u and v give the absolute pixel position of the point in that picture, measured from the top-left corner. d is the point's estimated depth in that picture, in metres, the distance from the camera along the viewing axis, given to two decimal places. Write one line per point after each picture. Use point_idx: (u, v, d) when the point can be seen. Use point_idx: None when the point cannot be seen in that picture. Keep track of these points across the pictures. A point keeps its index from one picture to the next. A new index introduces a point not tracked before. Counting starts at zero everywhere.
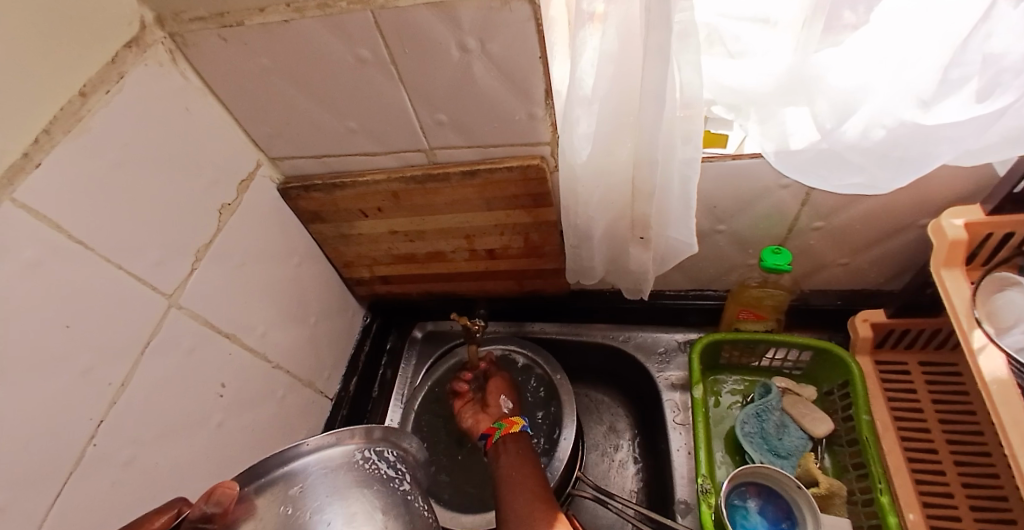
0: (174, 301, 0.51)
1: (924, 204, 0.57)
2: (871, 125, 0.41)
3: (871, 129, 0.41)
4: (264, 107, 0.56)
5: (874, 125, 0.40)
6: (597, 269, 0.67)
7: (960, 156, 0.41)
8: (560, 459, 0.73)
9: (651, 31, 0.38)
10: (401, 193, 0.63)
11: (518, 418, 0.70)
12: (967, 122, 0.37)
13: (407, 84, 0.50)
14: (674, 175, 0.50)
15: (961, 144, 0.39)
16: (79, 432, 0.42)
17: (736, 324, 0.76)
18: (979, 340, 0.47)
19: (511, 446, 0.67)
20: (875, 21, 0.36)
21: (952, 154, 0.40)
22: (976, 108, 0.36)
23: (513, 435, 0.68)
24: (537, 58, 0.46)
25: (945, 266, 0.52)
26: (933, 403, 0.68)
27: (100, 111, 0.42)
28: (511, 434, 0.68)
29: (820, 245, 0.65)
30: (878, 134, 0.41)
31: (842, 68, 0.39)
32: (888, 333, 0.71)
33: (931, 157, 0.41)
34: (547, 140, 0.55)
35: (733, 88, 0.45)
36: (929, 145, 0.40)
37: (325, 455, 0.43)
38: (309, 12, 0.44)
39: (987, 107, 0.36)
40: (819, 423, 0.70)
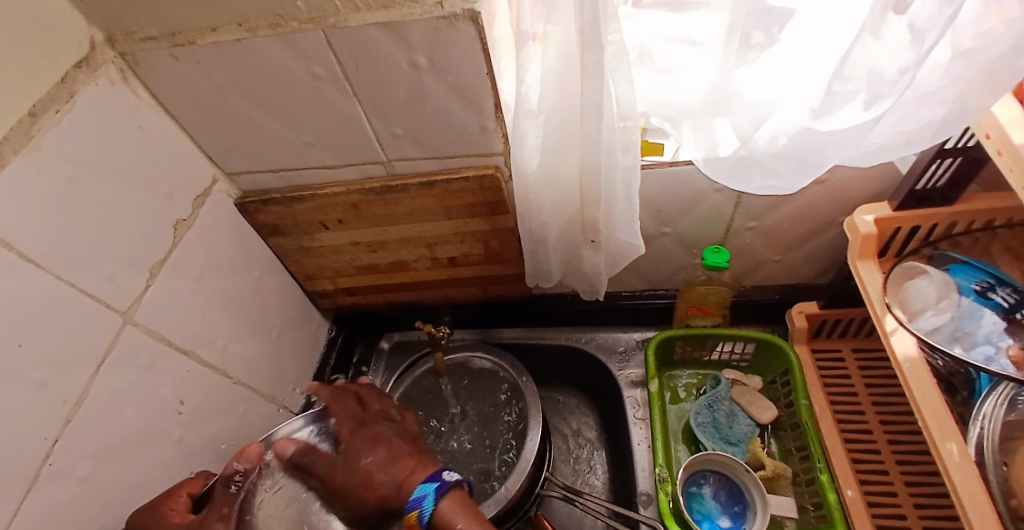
0: (129, 316, 0.51)
1: (843, 204, 0.63)
2: (775, 134, 0.45)
3: (777, 137, 0.45)
4: (220, 124, 0.57)
5: (779, 134, 0.45)
6: (554, 272, 0.70)
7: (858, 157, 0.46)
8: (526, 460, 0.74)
9: (586, 49, 0.42)
10: (360, 204, 0.64)
11: None
12: (856, 126, 0.42)
13: (361, 99, 0.52)
14: (618, 181, 0.54)
15: (851, 147, 0.44)
16: (34, 450, 0.41)
17: (687, 321, 0.81)
18: (892, 324, 0.52)
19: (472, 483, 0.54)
20: (786, 40, 0.40)
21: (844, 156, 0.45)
22: (864, 115, 0.41)
23: None
24: (484, 74, 0.49)
25: (860, 258, 0.58)
26: (866, 386, 0.73)
27: (50, 130, 0.43)
28: None
29: (757, 244, 0.71)
30: (783, 141, 0.45)
31: (754, 84, 0.44)
32: (823, 324, 0.77)
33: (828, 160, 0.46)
34: (499, 150, 0.58)
35: (667, 101, 0.49)
36: (827, 149, 0.44)
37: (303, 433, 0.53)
38: (263, 32, 0.46)
39: (873, 114, 0.40)
40: (764, 411, 0.75)
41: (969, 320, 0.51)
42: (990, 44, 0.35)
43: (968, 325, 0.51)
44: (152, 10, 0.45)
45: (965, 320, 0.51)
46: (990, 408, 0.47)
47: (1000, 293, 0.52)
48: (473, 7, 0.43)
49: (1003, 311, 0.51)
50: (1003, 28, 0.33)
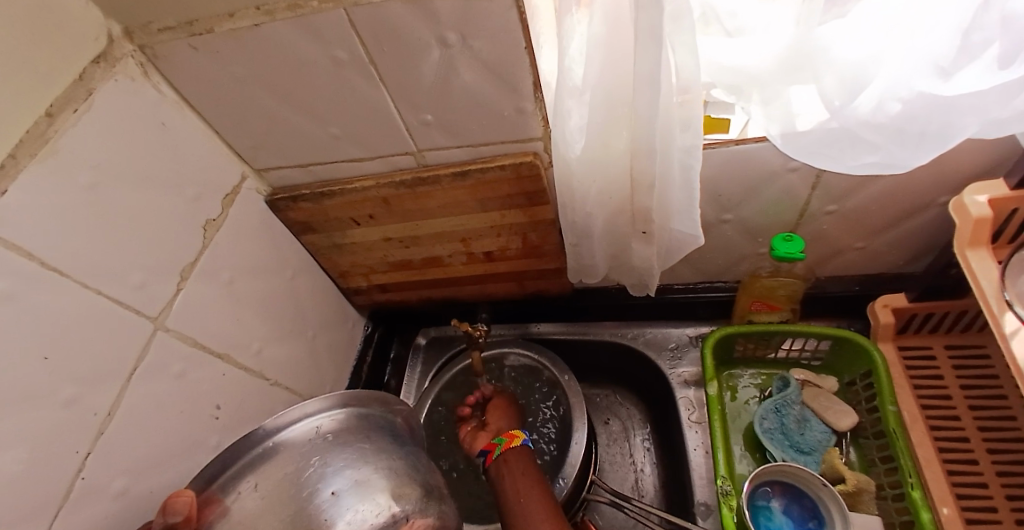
0: (161, 323, 0.50)
1: (944, 181, 0.54)
2: (880, 104, 0.38)
3: (885, 103, 0.38)
4: (245, 118, 0.54)
5: (887, 100, 0.38)
6: (600, 266, 0.64)
7: (984, 127, 0.38)
8: (572, 466, 0.69)
9: (640, 12, 0.36)
10: (392, 198, 0.60)
11: (518, 432, 0.66)
12: (988, 88, 0.34)
13: (388, 84, 0.48)
14: (675, 161, 0.46)
15: (987, 113, 0.37)
16: (67, 466, 0.40)
17: (749, 316, 0.73)
18: (1012, 324, 0.43)
19: (512, 462, 0.63)
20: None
21: (977, 125, 0.38)
22: (999, 75, 0.33)
23: (513, 451, 0.64)
24: (523, 48, 0.43)
25: (971, 244, 0.49)
26: (962, 390, 0.64)
27: (67, 132, 0.41)
28: (511, 449, 0.64)
29: (834, 230, 0.62)
30: (894, 107, 0.38)
31: (847, 40, 0.36)
32: (910, 319, 0.68)
33: (953, 130, 0.38)
34: (539, 135, 0.53)
35: (731, 68, 0.41)
36: (951, 116, 0.37)
37: (303, 426, 0.43)
38: (280, 15, 0.42)
39: (1014, 73, 0.33)
40: (843, 416, 0.67)
41: None
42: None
43: None
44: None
45: None
46: None
47: None
48: None
49: None
50: None
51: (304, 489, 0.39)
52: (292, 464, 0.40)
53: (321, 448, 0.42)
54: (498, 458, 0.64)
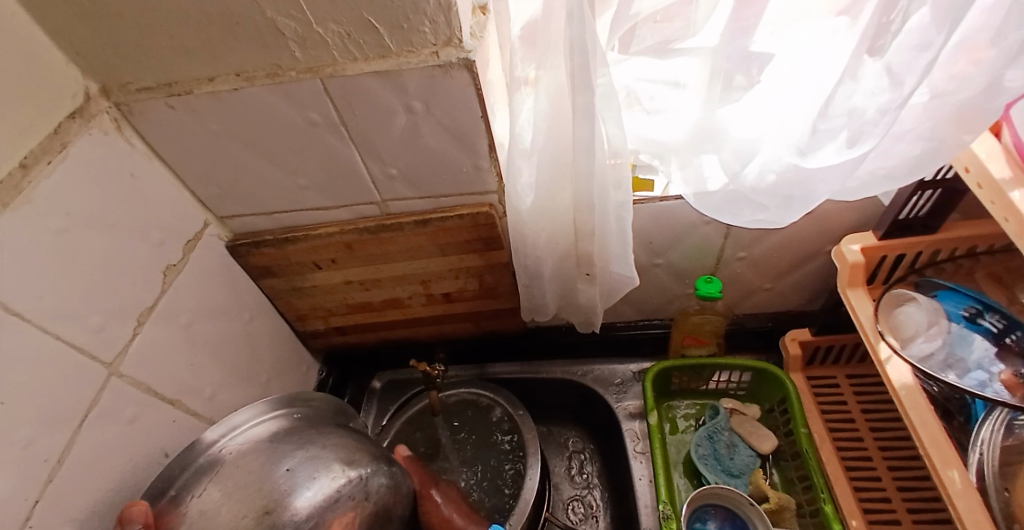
0: (116, 368, 0.50)
1: (830, 233, 0.65)
2: (763, 172, 0.47)
3: (765, 173, 0.47)
4: (213, 169, 0.57)
5: (767, 170, 0.47)
6: (549, 306, 0.70)
7: (843, 193, 0.47)
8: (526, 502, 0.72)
9: (577, 94, 0.43)
10: (354, 243, 0.64)
11: None
12: (840, 163, 0.43)
13: (356, 142, 0.53)
14: (611, 216, 0.54)
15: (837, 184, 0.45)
16: (14, 517, 0.39)
17: (683, 351, 0.81)
18: (886, 351, 0.53)
19: None
20: (766, 80, 0.43)
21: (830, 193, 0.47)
22: (849, 153, 0.42)
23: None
24: (480, 117, 0.50)
25: (851, 286, 0.59)
26: (862, 412, 0.74)
27: (42, 182, 0.42)
28: None
29: (747, 273, 0.72)
30: (771, 178, 0.47)
31: (738, 121, 0.45)
32: (815, 350, 0.78)
33: (815, 196, 0.47)
34: (493, 188, 0.59)
35: (654, 140, 0.50)
36: (812, 186, 0.46)
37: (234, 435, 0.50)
38: (260, 81, 0.47)
39: (858, 151, 0.41)
40: (764, 440, 0.74)
41: (961, 345, 0.53)
42: (964, 85, 0.36)
43: (960, 351, 0.53)
44: (151, 61, 0.46)
45: (957, 344, 0.53)
46: (989, 433, 0.48)
47: (988, 318, 0.54)
48: (468, 55, 0.44)
49: (992, 336, 0.53)
50: (975, 70, 0.35)
51: (267, 475, 0.46)
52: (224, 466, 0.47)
53: (264, 444, 0.49)
54: None
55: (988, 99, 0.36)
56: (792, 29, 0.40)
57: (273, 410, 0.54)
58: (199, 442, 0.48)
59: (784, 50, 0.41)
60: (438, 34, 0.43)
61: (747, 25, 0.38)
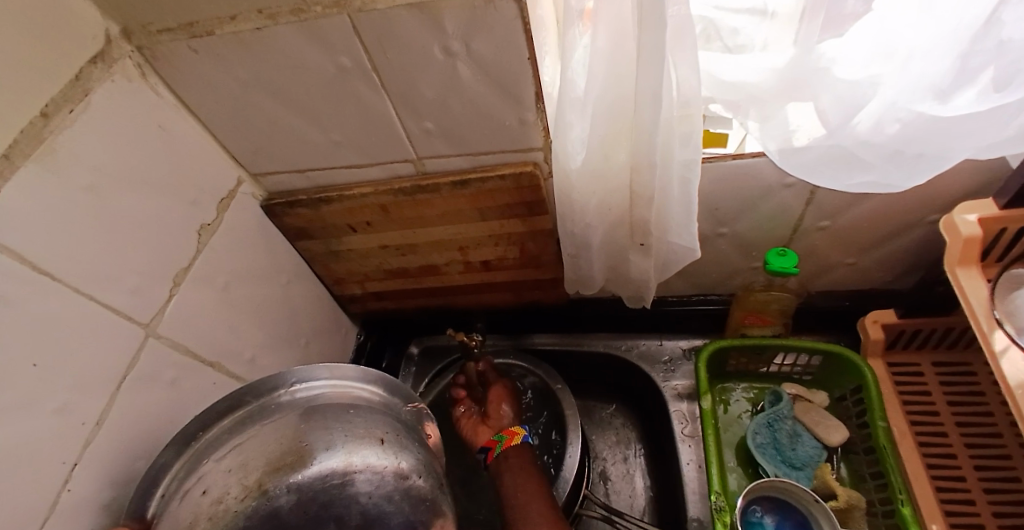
0: (152, 329, 0.48)
1: (934, 200, 0.55)
2: (881, 122, 0.39)
3: (885, 123, 0.39)
4: (242, 122, 0.53)
5: (887, 119, 0.38)
6: (597, 278, 0.64)
7: (980, 151, 0.39)
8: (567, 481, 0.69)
9: (644, 29, 0.36)
10: (390, 205, 0.60)
11: (518, 429, 0.67)
12: (981, 112, 0.35)
13: (390, 92, 0.48)
14: (674, 177, 0.47)
15: (982, 137, 0.37)
16: (55, 477, 0.39)
17: (742, 330, 0.74)
18: (1002, 342, 0.44)
19: (514, 460, 0.64)
20: (878, 8, 0.35)
21: (971, 149, 0.38)
22: (994, 99, 0.34)
23: (515, 448, 0.65)
24: (527, 59, 0.44)
25: (961, 263, 0.49)
26: (948, 405, 0.65)
27: (63, 132, 0.40)
28: (513, 447, 0.65)
29: (826, 246, 0.63)
30: (893, 128, 0.39)
31: (847, 59, 0.37)
32: (899, 334, 0.68)
33: (952, 153, 0.39)
34: (539, 145, 0.53)
35: (731, 85, 0.42)
36: (950, 138, 0.38)
37: (266, 405, 0.46)
38: (285, 20, 0.42)
39: (1008, 97, 0.34)
40: (833, 431, 0.67)
41: None
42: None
43: None
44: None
45: None
46: None
47: None
48: None
49: None
50: None
51: (285, 451, 0.40)
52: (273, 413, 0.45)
53: (288, 419, 0.43)
54: (499, 456, 0.65)
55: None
56: None
57: (345, 379, 0.50)
58: (256, 384, 0.46)
59: None
60: None
61: None
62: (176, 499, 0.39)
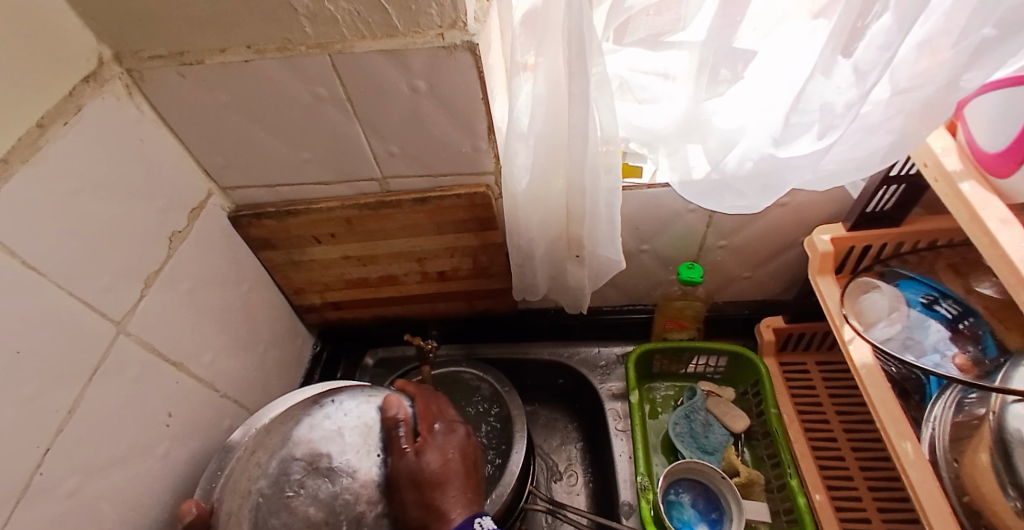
0: (123, 327, 0.51)
1: (805, 224, 0.68)
2: (743, 158, 0.50)
3: (744, 161, 0.50)
4: (218, 140, 0.58)
5: (745, 158, 0.50)
6: (540, 286, 0.73)
7: (814, 181, 0.50)
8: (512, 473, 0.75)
9: (573, 79, 0.47)
10: (354, 219, 0.66)
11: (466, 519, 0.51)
12: (810, 154, 0.46)
13: (360, 119, 0.55)
14: (601, 200, 0.57)
15: (806, 171, 0.48)
16: (26, 459, 0.41)
17: (664, 334, 0.85)
18: (849, 333, 0.57)
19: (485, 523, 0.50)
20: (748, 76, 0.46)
21: (801, 178, 0.49)
22: (820, 144, 0.45)
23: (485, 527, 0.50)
24: (481, 100, 0.52)
25: (820, 273, 0.62)
26: (830, 397, 0.78)
27: (56, 142, 0.44)
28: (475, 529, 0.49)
29: (728, 261, 0.75)
30: (749, 165, 0.50)
31: (724, 113, 0.49)
32: (788, 337, 0.82)
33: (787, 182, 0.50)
34: (491, 170, 0.61)
35: (643, 128, 0.54)
36: (784, 172, 0.49)
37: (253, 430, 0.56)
38: (270, 55, 0.49)
39: (829, 143, 0.44)
40: (737, 419, 0.79)
41: (918, 329, 0.57)
42: (925, 83, 0.38)
43: (917, 334, 0.56)
44: (164, 30, 0.47)
45: (914, 329, 0.57)
46: (940, 412, 0.53)
47: (944, 305, 0.58)
48: (472, 38, 0.47)
49: (947, 322, 0.57)
50: (936, 70, 0.37)
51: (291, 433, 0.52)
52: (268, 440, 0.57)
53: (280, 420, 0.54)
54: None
55: (947, 96, 0.38)
56: (777, 27, 0.42)
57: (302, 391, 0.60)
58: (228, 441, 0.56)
59: (767, 48, 0.44)
60: (445, 16, 0.45)
61: (732, 22, 0.41)
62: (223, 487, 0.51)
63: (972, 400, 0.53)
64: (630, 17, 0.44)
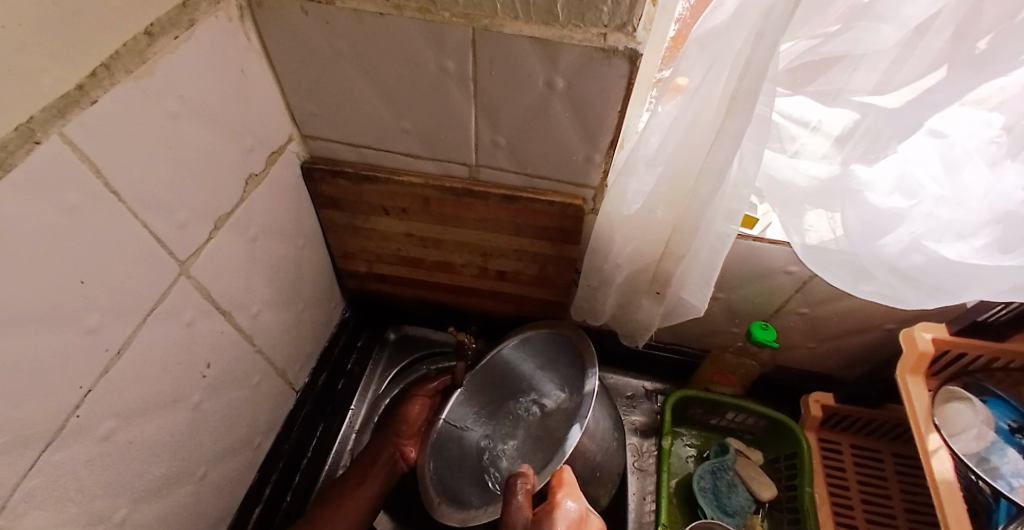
0: (186, 268, 0.47)
1: (895, 314, 0.65)
2: (908, 250, 0.46)
3: (910, 253, 0.46)
4: (320, 87, 0.53)
5: (911, 251, 0.46)
6: (605, 312, 0.69)
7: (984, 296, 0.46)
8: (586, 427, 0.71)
9: (730, 116, 0.42)
10: (433, 200, 0.62)
11: None
12: (990, 265, 0.43)
13: (478, 102, 0.50)
14: (706, 244, 0.53)
15: (985, 283, 0.44)
16: (67, 399, 0.37)
17: (707, 385, 0.82)
18: (935, 443, 0.53)
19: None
20: (902, 150, 0.43)
21: (979, 293, 0.46)
22: (1002, 258, 0.42)
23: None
24: (617, 110, 0.47)
25: (911, 371, 0.58)
26: (858, 483, 0.75)
27: (165, 56, 0.38)
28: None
29: (797, 328, 0.72)
30: (917, 259, 0.46)
31: (877, 186, 0.45)
32: (831, 415, 0.78)
33: (964, 291, 0.46)
34: (594, 184, 0.57)
35: (778, 180, 0.49)
36: (965, 282, 0.45)
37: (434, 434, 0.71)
38: (409, 13, 0.43)
39: (1015, 260, 0.42)
40: (764, 488, 0.75)
41: (994, 453, 0.53)
42: None
43: (993, 457, 0.53)
44: None
45: (992, 449, 0.53)
46: None
47: None
48: (637, 47, 0.42)
49: None
50: None
51: (439, 439, 0.71)
52: (478, 415, 0.75)
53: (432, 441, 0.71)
54: None
55: None
56: (966, 115, 0.39)
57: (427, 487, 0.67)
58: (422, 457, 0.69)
59: (948, 134, 0.40)
60: (616, 16, 0.40)
61: (941, 101, 0.38)
62: (434, 434, 0.71)
63: None
64: (835, 60, 0.40)
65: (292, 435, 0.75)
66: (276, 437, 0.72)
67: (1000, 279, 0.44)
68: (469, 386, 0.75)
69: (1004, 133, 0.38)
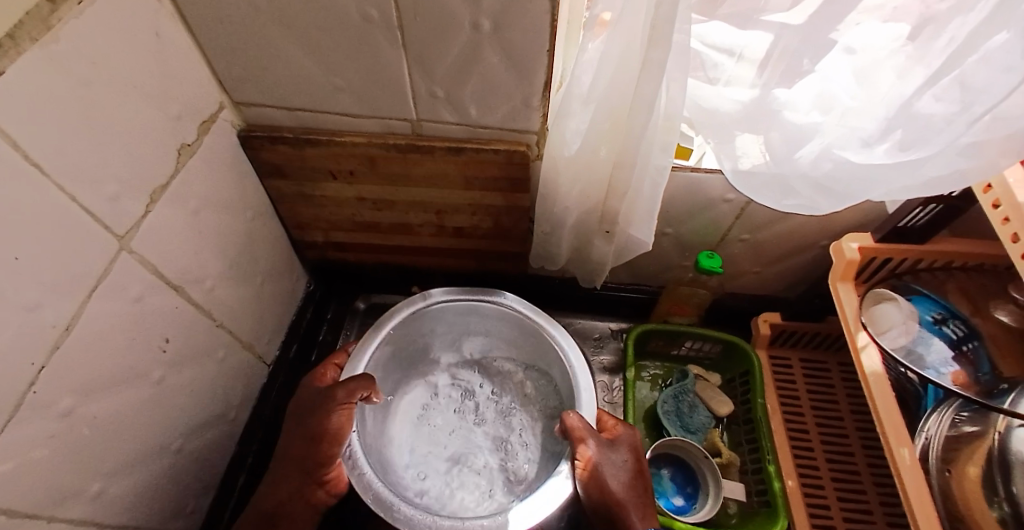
0: (127, 243, 0.47)
1: (827, 230, 0.69)
2: (818, 160, 0.49)
3: (821, 161, 0.49)
4: (243, 47, 0.51)
5: (822, 158, 0.49)
6: (560, 256, 0.72)
7: (886, 195, 0.49)
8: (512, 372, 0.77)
9: (653, 46, 0.43)
10: (378, 158, 0.62)
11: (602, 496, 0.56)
12: (886, 165, 0.46)
13: (408, 51, 0.50)
14: (647, 179, 0.55)
15: (887, 184, 0.48)
16: (19, 377, 0.37)
17: (665, 318, 0.86)
18: (864, 340, 0.58)
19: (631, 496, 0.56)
20: (820, 70, 0.45)
21: (880, 191, 0.49)
22: (901, 157, 0.45)
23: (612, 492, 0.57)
24: (546, 49, 0.48)
25: (842, 279, 0.63)
26: (808, 393, 0.81)
27: (71, 21, 0.37)
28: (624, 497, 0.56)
29: (742, 254, 0.76)
30: (825, 166, 0.49)
31: (793, 105, 0.48)
32: (781, 334, 0.83)
33: (869, 191, 0.49)
34: (536, 129, 0.58)
35: (705, 108, 0.52)
36: (865, 184, 0.48)
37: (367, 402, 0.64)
38: None
39: (912, 158, 0.44)
40: (722, 405, 0.80)
41: (922, 345, 0.58)
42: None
43: (920, 350, 0.57)
44: None
45: (919, 343, 0.58)
46: (934, 423, 0.54)
47: (951, 325, 0.59)
48: None
49: (950, 342, 0.58)
50: None
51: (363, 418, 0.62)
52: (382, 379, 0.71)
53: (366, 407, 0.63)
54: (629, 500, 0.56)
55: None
56: (872, 27, 0.41)
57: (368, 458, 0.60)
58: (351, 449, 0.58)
59: (858, 48, 0.42)
60: None
61: (844, 11, 0.40)
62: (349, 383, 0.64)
63: (965, 418, 0.54)
64: None
65: (268, 409, 0.76)
66: (251, 411, 0.73)
67: (906, 179, 0.46)
68: (423, 311, 0.71)
69: (908, 42, 0.40)
